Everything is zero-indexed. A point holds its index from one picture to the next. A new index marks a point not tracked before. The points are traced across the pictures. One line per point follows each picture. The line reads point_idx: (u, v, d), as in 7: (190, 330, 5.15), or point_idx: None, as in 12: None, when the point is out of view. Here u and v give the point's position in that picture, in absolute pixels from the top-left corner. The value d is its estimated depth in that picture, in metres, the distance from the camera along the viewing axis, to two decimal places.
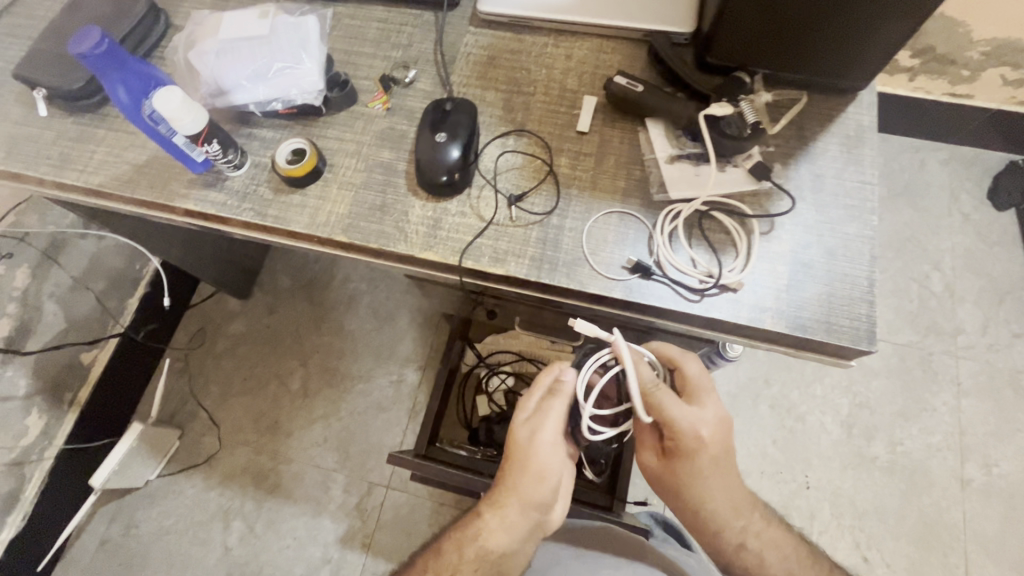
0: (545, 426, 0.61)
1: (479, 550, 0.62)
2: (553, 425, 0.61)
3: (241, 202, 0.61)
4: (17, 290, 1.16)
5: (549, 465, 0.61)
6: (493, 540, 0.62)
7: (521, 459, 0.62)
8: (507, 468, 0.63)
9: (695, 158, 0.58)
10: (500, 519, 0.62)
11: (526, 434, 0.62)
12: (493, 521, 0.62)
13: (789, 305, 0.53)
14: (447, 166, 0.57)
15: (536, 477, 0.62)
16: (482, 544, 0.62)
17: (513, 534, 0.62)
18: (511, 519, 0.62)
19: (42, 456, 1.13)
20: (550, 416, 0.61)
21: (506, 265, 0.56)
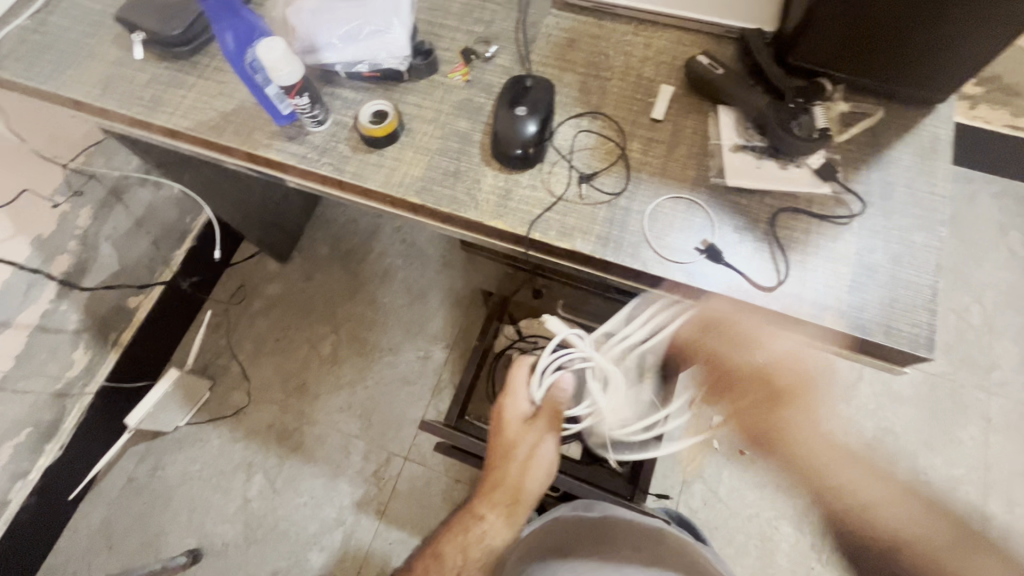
0: (546, 433, 0.74)
1: (482, 546, 0.74)
2: (552, 432, 0.74)
3: (320, 156, 0.63)
4: (78, 228, 1.15)
5: (544, 467, 0.75)
6: (497, 535, 0.74)
7: (521, 462, 0.74)
8: (503, 471, 0.74)
9: (760, 151, 0.59)
10: (500, 516, 0.74)
11: (530, 440, 0.74)
12: (494, 520, 0.74)
13: (850, 306, 0.53)
14: (523, 140, 0.59)
15: (533, 476, 0.74)
16: (487, 540, 0.73)
17: (512, 527, 0.74)
18: (509, 515, 0.74)
19: (84, 390, 1.20)
20: (552, 421, 0.74)
21: (572, 240, 0.57)
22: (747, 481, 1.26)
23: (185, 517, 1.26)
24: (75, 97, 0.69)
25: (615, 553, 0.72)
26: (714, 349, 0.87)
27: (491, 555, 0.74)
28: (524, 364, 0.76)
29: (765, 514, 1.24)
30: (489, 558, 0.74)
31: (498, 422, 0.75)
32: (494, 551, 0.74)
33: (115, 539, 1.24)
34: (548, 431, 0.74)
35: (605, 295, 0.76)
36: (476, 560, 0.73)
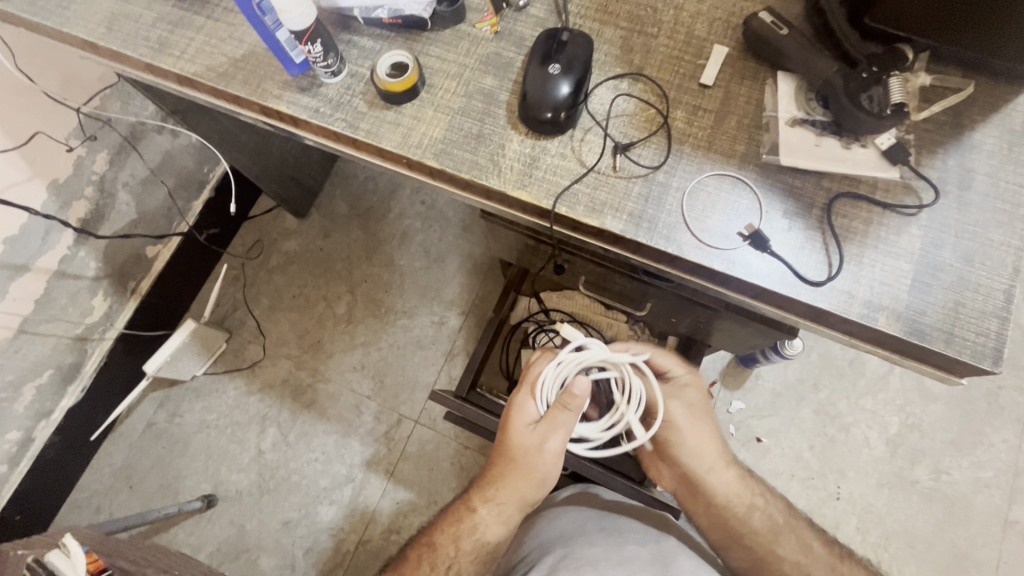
0: (555, 435, 0.66)
1: (475, 542, 0.68)
2: (562, 433, 0.66)
3: (334, 111, 0.59)
4: (95, 174, 1.13)
5: (550, 473, 0.68)
6: (491, 532, 0.68)
7: (525, 462, 0.67)
8: (507, 468, 0.68)
9: (821, 127, 0.52)
10: (497, 512, 0.68)
11: (533, 442, 0.67)
12: (490, 516, 0.69)
13: (908, 307, 0.48)
14: (554, 103, 0.53)
15: (535, 482, 0.68)
16: (479, 535, 0.68)
17: (509, 526, 0.69)
18: (507, 514, 0.68)
19: (104, 335, 1.22)
20: (560, 425, 0.66)
21: (601, 217, 0.52)
22: (761, 468, 1.23)
23: (201, 463, 1.28)
24: (81, 36, 0.65)
25: (618, 529, 0.67)
26: (741, 337, 0.82)
27: (484, 551, 0.68)
28: (544, 357, 0.70)
29: None
30: (481, 555, 0.68)
31: (504, 417, 0.69)
32: (487, 548, 0.69)
33: (136, 479, 1.27)
34: (555, 435, 0.66)
35: (632, 276, 0.71)
36: (467, 557, 0.68)
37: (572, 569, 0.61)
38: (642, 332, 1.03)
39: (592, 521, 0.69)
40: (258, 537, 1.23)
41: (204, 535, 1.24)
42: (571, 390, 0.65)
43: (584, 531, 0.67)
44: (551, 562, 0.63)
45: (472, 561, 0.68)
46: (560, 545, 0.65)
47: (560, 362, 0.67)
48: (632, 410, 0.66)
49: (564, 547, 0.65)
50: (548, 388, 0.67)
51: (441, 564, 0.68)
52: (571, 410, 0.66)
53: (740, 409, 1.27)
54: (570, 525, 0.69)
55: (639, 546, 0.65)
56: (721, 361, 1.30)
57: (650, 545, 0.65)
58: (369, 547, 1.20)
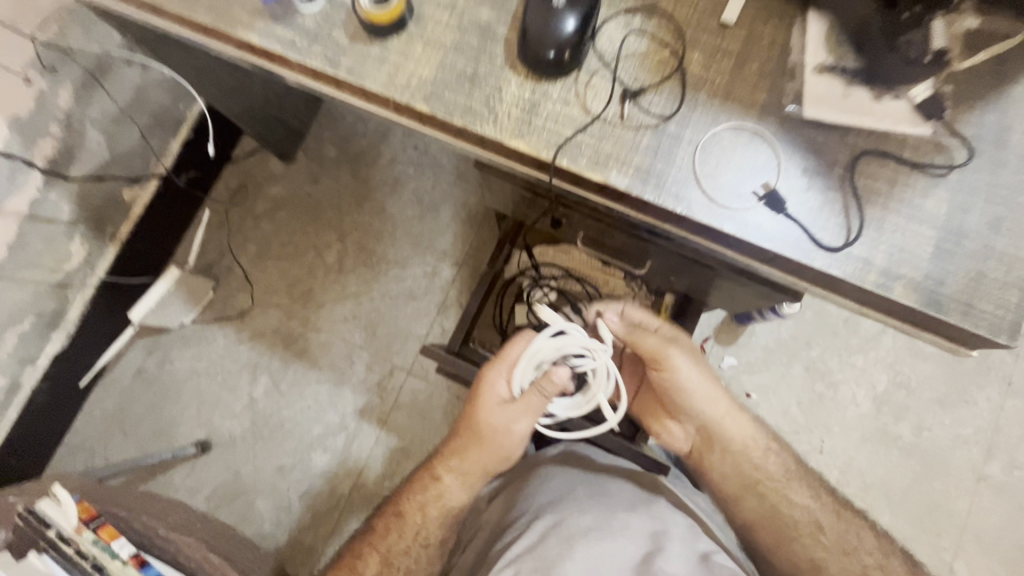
0: (520, 418, 0.74)
1: (441, 507, 0.74)
2: (527, 415, 0.74)
3: (311, 44, 0.52)
4: (60, 110, 1.05)
5: (512, 447, 0.76)
6: (456, 497, 0.74)
7: (490, 438, 0.75)
8: (474, 441, 0.75)
9: (851, 74, 0.47)
10: (462, 479, 0.75)
11: (500, 421, 0.74)
12: (454, 483, 0.75)
13: (927, 277, 0.45)
14: (558, 40, 0.47)
15: (498, 455, 0.75)
16: (445, 501, 0.74)
17: (471, 491, 0.75)
18: (471, 481, 0.75)
19: (85, 282, 1.16)
20: (529, 407, 0.74)
21: (605, 171, 0.48)
22: None
23: (194, 410, 1.28)
24: None
25: (606, 494, 0.68)
26: (742, 298, 0.79)
27: (450, 515, 0.74)
28: (522, 340, 0.75)
29: None
30: (447, 519, 0.74)
31: (475, 393, 0.76)
32: (452, 511, 0.75)
33: (129, 424, 1.28)
34: (521, 416, 0.74)
35: (632, 233, 0.68)
36: (433, 522, 0.74)
37: (563, 537, 0.61)
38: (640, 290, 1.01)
39: (581, 486, 0.69)
40: (253, 481, 1.25)
41: (200, 478, 1.25)
42: (549, 378, 0.72)
43: (572, 497, 0.67)
44: (542, 527, 0.63)
45: (439, 524, 0.74)
46: (551, 509, 0.65)
47: (536, 350, 0.72)
48: (603, 393, 0.74)
49: (555, 512, 0.64)
50: (524, 372, 0.74)
51: (411, 530, 0.73)
52: (542, 394, 0.74)
53: (731, 365, 1.27)
54: (560, 490, 0.69)
55: (629, 513, 0.65)
56: (716, 317, 1.28)
57: (640, 513, 0.66)
58: (363, 492, 1.23)
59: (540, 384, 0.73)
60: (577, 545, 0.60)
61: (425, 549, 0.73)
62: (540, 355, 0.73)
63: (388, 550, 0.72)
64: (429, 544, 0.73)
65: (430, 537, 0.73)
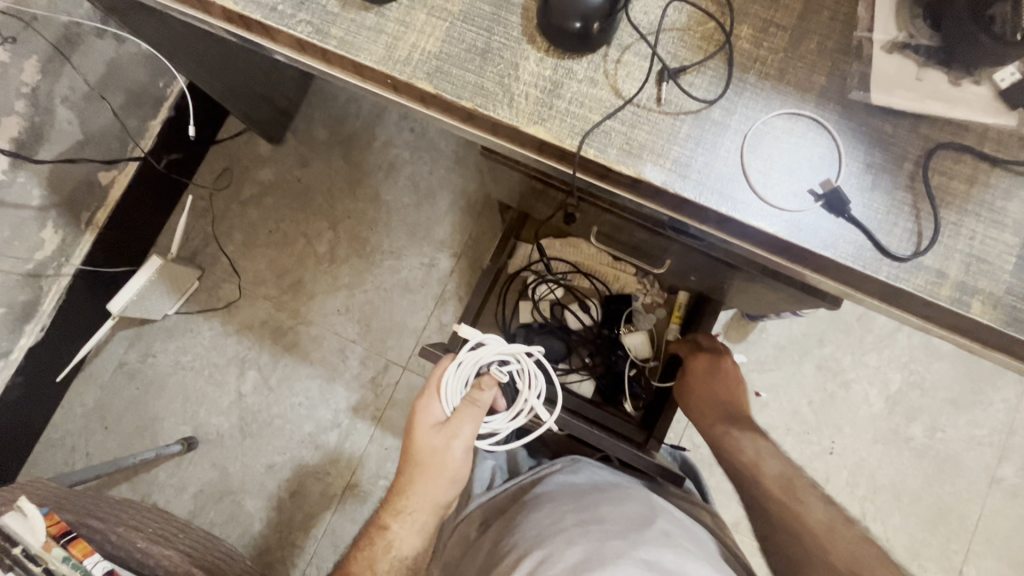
0: (462, 433, 0.63)
1: (394, 558, 0.63)
2: (470, 428, 0.63)
3: (296, 10, 0.45)
4: (25, 86, 0.99)
5: (459, 472, 0.64)
6: (406, 545, 0.63)
7: (436, 466, 0.63)
8: (417, 475, 0.63)
9: (926, 54, 0.41)
10: (410, 523, 0.63)
11: (440, 443, 0.63)
12: (404, 530, 0.64)
13: (1007, 291, 0.39)
14: (585, 9, 0.40)
15: (445, 483, 0.63)
16: (396, 551, 0.63)
17: (425, 534, 0.64)
18: (421, 522, 0.64)
19: (60, 272, 1.08)
20: (466, 421, 0.63)
21: (638, 163, 0.41)
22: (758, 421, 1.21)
23: (179, 405, 1.22)
24: None
25: (599, 521, 0.56)
26: (766, 300, 0.73)
27: (404, 565, 0.64)
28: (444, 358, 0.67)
29: None
30: (403, 568, 0.64)
31: (409, 422, 0.65)
32: (406, 560, 0.64)
33: (111, 420, 1.21)
34: (461, 433, 0.63)
35: (655, 230, 0.62)
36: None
37: None
38: (652, 287, 0.95)
39: (571, 513, 0.58)
40: (242, 480, 1.19)
41: (186, 477, 1.20)
42: (478, 388, 0.63)
43: (559, 528, 0.56)
44: (525, 570, 0.52)
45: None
46: (534, 549, 0.54)
47: (461, 362, 0.64)
48: (535, 395, 0.66)
49: (540, 550, 0.53)
50: (455, 387, 0.65)
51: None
52: (480, 405, 0.65)
53: (741, 362, 1.22)
54: (546, 521, 0.58)
55: (621, 540, 0.53)
56: (727, 314, 1.22)
57: (637, 540, 0.54)
58: (357, 492, 1.17)
59: (476, 395, 0.65)
60: None
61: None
62: (467, 367, 0.65)
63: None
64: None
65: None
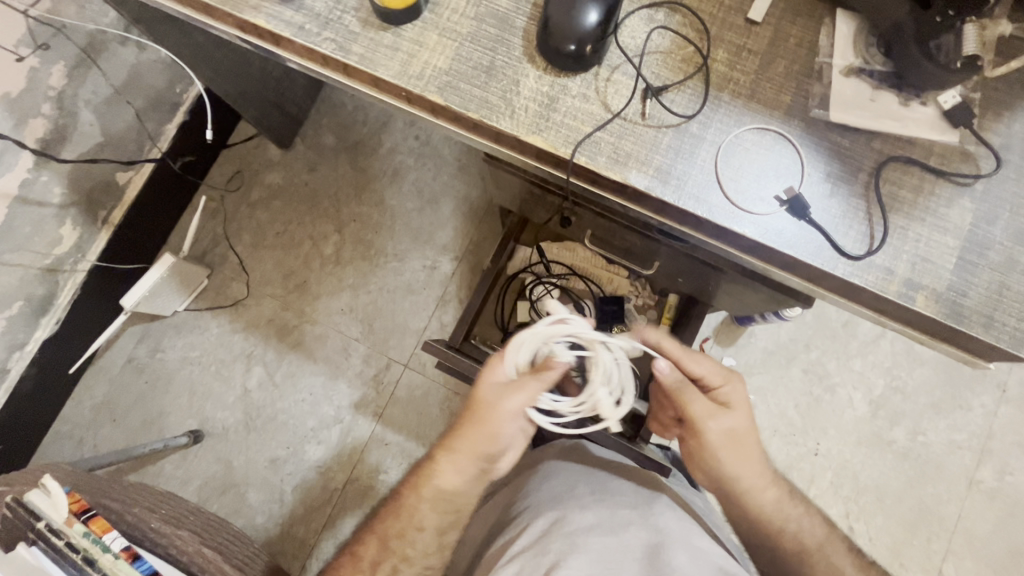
0: (516, 398, 0.61)
1: (436, 492, 0.63)
2: (524, 399, 0.61)
3: (321, 29, 0.50)
4: (52, 90, 1.05)
5: (510, 431, 0.62)
6: (448, 483, 0.63)
7: (492, 417, 0.62)
8: (472, 422, 0.63)
9: (878, 79, 0.46)
10: (456, 464, 0.63)
11: (495, 399, 0.62)
12: (449, 470, 0.63)
13: (949, 288, 0.44)
14: (580, 34, 0.46)
15: (492, 435, 0.62)
16: (438, 486, 0.63)
17: (468, 478, 0.63)
18: (466, 465, 0.63)
19: (75, 267, 1.12)
20: (525, 388, 0.61)
21: (624, 170, 0.46)
22: None
23: (186, 399, 1.26)
24: None
25: (609, 492, 0.67)
26: (750, 300, 0.78)
27: (442, 502, 0.63)
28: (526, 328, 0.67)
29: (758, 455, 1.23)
30: (443, 505, 0.63)
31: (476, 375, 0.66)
32: (446, 498, 0.63)
33: (119, 413, 1.25)
34: (516, 397, 0.61)
35: (643, 232, 0.67)
36: (423, 513, 0.63)
37: (562, 536, 0.61)
38: (644, 289, 1.01)
39: (583, 483, 0.69)
40: (245, 473, 1.23)
41: (191, 469, 1.23)
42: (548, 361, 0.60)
43: (575, 494, 0.67)
44: (544, 525, 0.64)
45: (433, 510, 0.63)
46: (551, 509, 0.66)
47: (535, 332, 0.63)
48: (605, 391, 0.63)
49: (556, 511, 0.65)
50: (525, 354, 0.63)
51: (406, 514, 0.63)
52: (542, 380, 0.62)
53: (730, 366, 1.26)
54: (562, 487, 0.69)
55: (630, 509, 0.65)
56: (717, 318, 1.27)
57: (640, 505, 0.65)
58: (358, 486, 1.21)
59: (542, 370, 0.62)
60: (575, 543, 0.60)
61: (420, 536, 0.63)
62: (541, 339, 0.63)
63: (385, 532, 0.63)
64: (424, 529, 0.63)
65: (426, 523, 0.63)
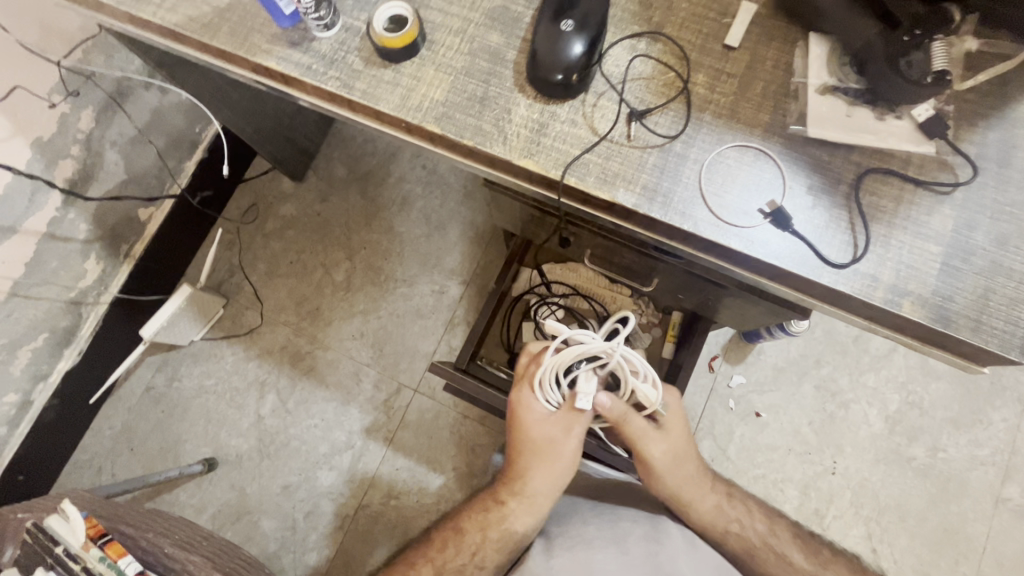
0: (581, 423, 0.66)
1: (504, 532, 0.66)
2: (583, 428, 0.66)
3: (327, 68, 0.54)
4: (81, 132, 1.06)
5: (571, 459, 0.67)
6: (518, 522, 0.66)
7: (548, 447, 0.66)
8: (531, 457, 0.67)
9: (854, 95, 0.48)
10: (526, 505, 0.66)
11: (555, 432, 0.66)
12: (519, 507, 0.66)
13: (935, 294, 0.45)
14: (566, 64, 0.49)
15: (559, 469, 0.67)
16: (508, 525, 0.66)
17: (539, 516, 0.66)
18: (538, 504, 0.66)
19: (98, 300, 1.18)
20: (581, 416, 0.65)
21: (613, 189, 0.49)
22: (758, 442, 1.22)
23: (201, 427, 1.28)
24: None
25: (610, 507, 0.68)
26: (749, 313, 0.79)
27: (512, 540, 0.66)
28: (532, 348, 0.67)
29: (772, 475, 1.20)
30: (510, 544, 0.66)
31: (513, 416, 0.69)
32: (515, 537, 0.66)
33: (137, 442, 1.27)
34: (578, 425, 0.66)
35: (639, 250, 0.69)
36: (495, 544, 0.66)
37: (565, 549, 0.61)
38: (647, 307, 1.02)
39: (586, 501, 0.70)
40: (259, 500, 1.24)
41: (206, 497, 1.24)
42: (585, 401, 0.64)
43: (577, 512, 0.68)
44: (544, 542, 0.64)
45: (498, 548, 0.66)
46: (554, 525, 0.66)
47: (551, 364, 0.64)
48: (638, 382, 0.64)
49: (556, 527, 0.65)
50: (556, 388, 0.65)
51: (469, 550, 0.66)
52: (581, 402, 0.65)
53: (740, 383, 1.24)
54: (565, 505, 0.70)
55: (633, 523, 0.65)
56: (724, 336, 1.26)
57: (641, 519, 0.66)
58: (369, 512, 1.21)
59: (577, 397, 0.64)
60: (578, 554, 0.60)
61: (482, 573, 0.65)
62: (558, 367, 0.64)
63: (443, 565, 0.65)
64: (486, 569, 0.65)
65: (487, 562, 0.65)
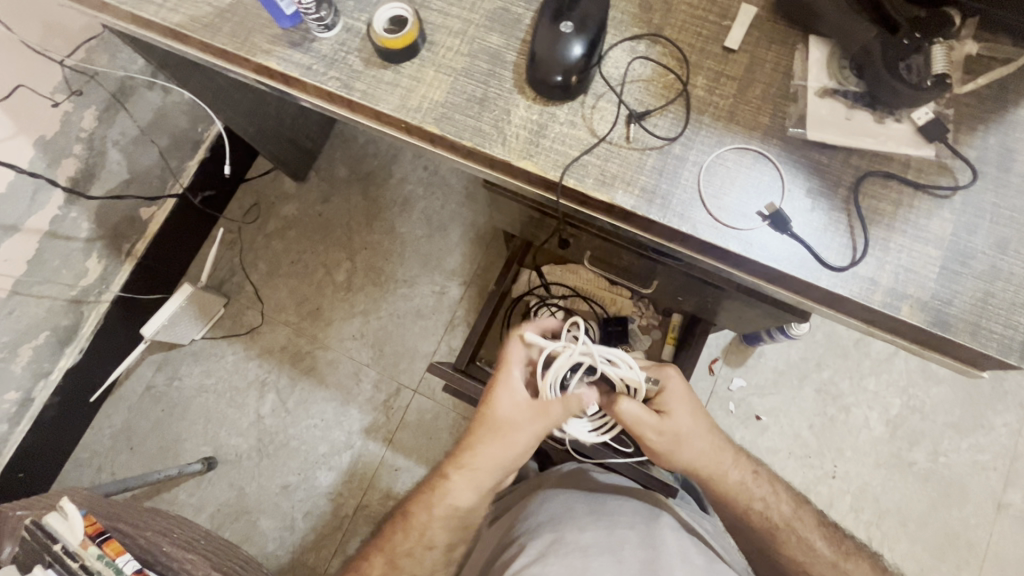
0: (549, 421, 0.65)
1: (449, 508, 0.66)
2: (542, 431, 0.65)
3: (327, 69, 0.54)
4: (84, 131, 1.07)
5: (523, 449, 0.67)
6: (461, 498, 0.66)
7: (507, 436, 0.65)
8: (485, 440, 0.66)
9: (853, 99, 0.48)
10: (468, 479, 0.66)
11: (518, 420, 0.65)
12: (461, 483, 0.66)
13: (934, 297, 0.45)
14: (565, 65, 0.49)
15: (511, 454, 0.66)
16: (451, 502, 0.66)
17: (478, 492, 0.66)
18: (480, 480, 0.66)
19: (100, 298, 1.18)
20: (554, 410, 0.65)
21: (611, 191, 0.49)
22: (759, 445, 1.21)
23: (201, 427, 1.28)
24: None
25: (607, 512, 0.68)
26: (749, 315, 0.79)
27: (452, 518, 0.67)
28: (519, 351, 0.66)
29: None
30: (451, 522, 0.67)
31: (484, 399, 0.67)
32: (457, 513, 0.66)
33: (137, 440, 1.27)
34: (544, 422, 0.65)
35: (639, 252, 0.69)
36: (442, 521, 0.66)
37: (562, 555, 0.61)
38: (647, 309, 1.02)
39: (582, 505, 0.70)
40: (258, 499, 1.24)
41: (205, 496, 1.24)
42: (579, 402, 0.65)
43: (573, 516, 0.68)
44: (540, 546, 0.64)
45: (445, 526, 0.67)
46: (549, 529, 0.66)
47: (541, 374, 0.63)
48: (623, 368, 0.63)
49: (553, 532, 0.65)
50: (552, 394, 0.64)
51: (416, 532, 0.67)
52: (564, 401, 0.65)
53: (741, 386, 1.24)
54: (560, 509, 0.69)
55: (629, 529, 0.65)
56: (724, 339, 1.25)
57: (638, 525, 0.66)
58: (368, 512, 1.21)
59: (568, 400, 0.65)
60: (575, 560, 0.60)
61: (430, 552, 0.66)
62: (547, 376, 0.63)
63: (393, 550, 0.66)
64: (435, 547, 0.66)
65: (437, 541, 0.67)
